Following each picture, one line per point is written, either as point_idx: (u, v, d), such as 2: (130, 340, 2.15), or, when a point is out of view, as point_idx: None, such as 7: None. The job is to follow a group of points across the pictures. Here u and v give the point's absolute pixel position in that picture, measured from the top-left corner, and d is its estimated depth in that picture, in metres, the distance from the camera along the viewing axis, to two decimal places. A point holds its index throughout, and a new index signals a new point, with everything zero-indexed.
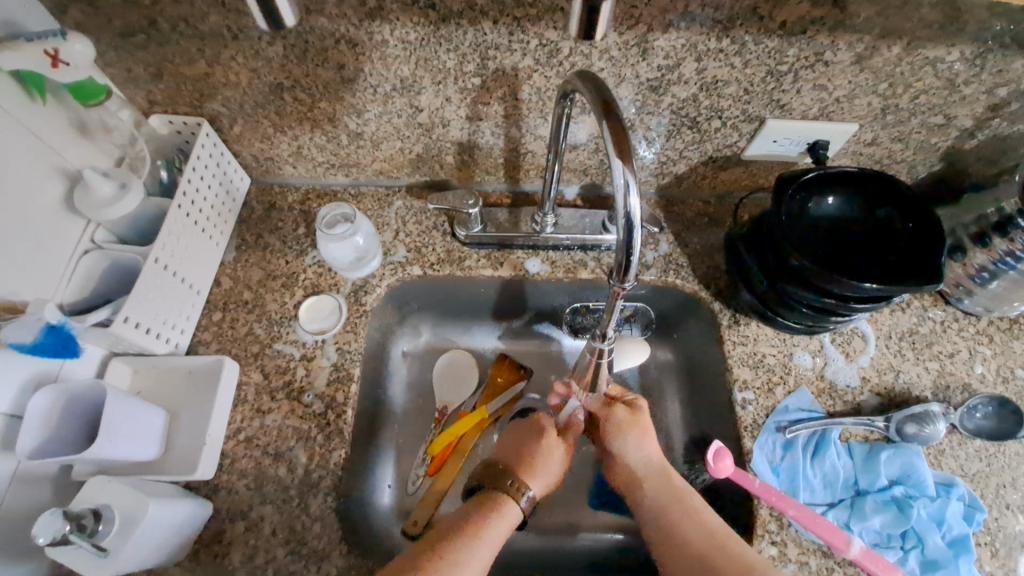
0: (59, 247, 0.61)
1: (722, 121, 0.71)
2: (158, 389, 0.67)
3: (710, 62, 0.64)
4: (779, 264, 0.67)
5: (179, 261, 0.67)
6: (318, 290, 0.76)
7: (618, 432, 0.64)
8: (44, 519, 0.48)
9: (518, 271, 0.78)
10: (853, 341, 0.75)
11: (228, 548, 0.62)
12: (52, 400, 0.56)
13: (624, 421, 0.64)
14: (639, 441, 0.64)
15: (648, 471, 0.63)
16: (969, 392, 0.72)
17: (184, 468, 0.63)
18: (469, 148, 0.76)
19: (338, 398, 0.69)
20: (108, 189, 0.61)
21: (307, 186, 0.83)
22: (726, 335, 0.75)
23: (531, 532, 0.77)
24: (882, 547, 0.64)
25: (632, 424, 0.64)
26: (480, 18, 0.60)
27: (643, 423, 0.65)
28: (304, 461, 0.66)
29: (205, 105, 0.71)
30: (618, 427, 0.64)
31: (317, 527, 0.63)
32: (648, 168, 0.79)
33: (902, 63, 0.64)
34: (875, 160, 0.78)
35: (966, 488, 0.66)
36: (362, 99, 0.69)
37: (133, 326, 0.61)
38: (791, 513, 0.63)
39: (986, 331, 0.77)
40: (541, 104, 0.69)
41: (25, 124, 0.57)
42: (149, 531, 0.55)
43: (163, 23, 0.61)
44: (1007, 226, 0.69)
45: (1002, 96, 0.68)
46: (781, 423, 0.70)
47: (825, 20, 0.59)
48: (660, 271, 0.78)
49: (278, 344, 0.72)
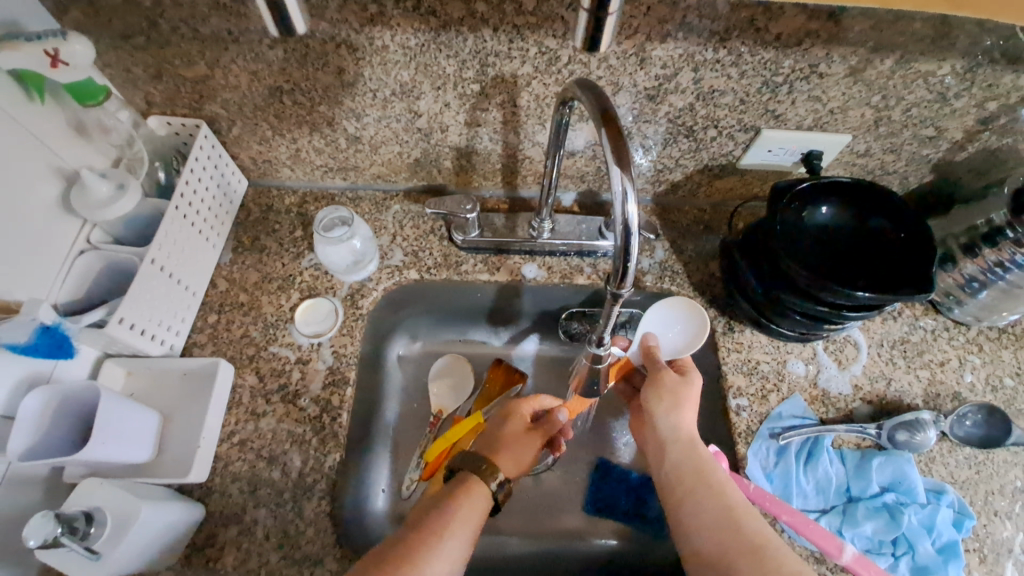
0: (53, 247, 0.60)
1: (718, 130, 0.72)
2: (150, 390, 0.66)
3: (708, 71, 0.65)
4: (773, 272, 0.68)
5: (174, 262, 0.67)
6: (314, 293, 0.76)
7: (656, 394, 0.64)
8: (35, 522, 0.47)
9: (515, 275, 0.79)
10: (845, 349, 0.76)
11: (221, 552, 0.61)
12: (43, 401, 0.55)
13: (669, 386, 0.64)
14: (676, 408, 0.63)
15: (673, 437, 0.62)
16: (959, 401, 0.73)
17: (177, 471, 0.62)
18: (467, 154, 0.77)
19: (334, 402, 0.69)
20: (105, 189, 0.61)
21: (304, 189, 0.83)
22: (721, 342, 0.75)
23: (524, 538, 0.77)
24: (874, 553, 0.64)
25: (675, 390, 0.64)
26: (480, 26, 0.61)
27: (686, 393, 0.64)
28: (299, 464, 0.66)
29: (204, 107, 0.71)
30: (659, 387, 0.64)
31: (310, 531, 0.63)
32: (644, 175, 0.80)
33: (894, 76, 0.65)
34: (867, 171, 0.79)
35: (955, 495, 0.67)
36: (361, 103, 0.70)
37: (127, 327, 0.61)
38: (784, 518, 0.64)
39: (976, 340, 0.78)
40: (540, 111, 0.70)
41: (21, 122, 0.57)
42: (142, 534, 0.54)
43: (164, 25, 0.61)
44: (996, 237, 0.71)
45: (991, 109, 0.69)
46: (775, 430, 0.70)
47: (820, 33, 0.60)
48: (656, 277, 0.79)
49: (273, 347, 0.72)
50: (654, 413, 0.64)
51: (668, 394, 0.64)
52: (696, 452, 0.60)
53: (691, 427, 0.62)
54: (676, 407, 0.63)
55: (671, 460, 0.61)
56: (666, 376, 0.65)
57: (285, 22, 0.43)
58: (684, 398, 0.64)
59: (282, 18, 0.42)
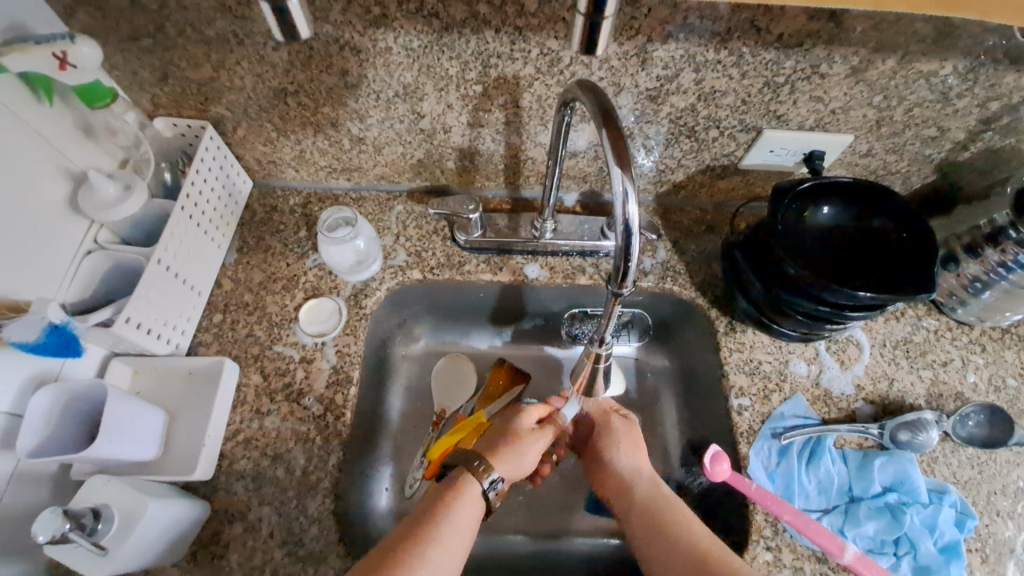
0: (61, 247, 0.61)
1: (720, 130, 0.72)
2: (156, 388, 0.67)
3: (709, 72, 0.65)
4: (775, 271, 0.68)
5: (180, 262, 0.67)
6: (318, 293, 0.76)
7: (613, 439, 0.67)
8: (44, 517, 0.48)
9: (517, 275, 0.79)
10: (848, 349, 0.76)
11: (225, 549, 0.62)
12: (51, 399, 0.56)
13: (619, 431, 0.68)
14: (633, 449, 0.66)
15: (639, 479, 0.64)
16: (962, 401, 0.73)
17: (182, 469, 0.63)
18: (470, 155, 0.77)
19: (337, 400, 0.70)
20: (112, 190, 0.62)
21: (309, 190, 0.84)
22: (723, 342, 0.76)
23: (526, 536, 0.77)
24: (876, 553, 0.65)
25: (626, 434, 0.68)
26: (482, 27, 0.61)
27: (637, 435, 0.68)
28: (303, 462, 0.66)
29: (209, 109, 0.72)
30: (614, 434, 0.68)
31: (314, 529, 0.63)
32: (646, 176, 0.80)
33: (896, 76, 0.65)
34: (870, 171, 0.79)
35: (958, 495, 0.67)
36: (364, 105, 0.70)
37: (134, 326, 0.62)
38: (785, 517, 0.63)
39: (979, 340, 0.78)
40: (542, 112, 0.70)
41: (30, 124, 0.58)
42: (147, 530, 0.55)
43: (170, 28, 0.62)
44: (998, 237, 0.71)
45: (994, 109, 0.69)
46: (777, 429, 0.70)
47: (821, 33, 0.60)
48: (658, 278, 0.79)
49: (278, 346, 0.73)
50: (615, 458, 0.66)
51: (625, 437, 0.68)
52: (653, 487, 0.63)
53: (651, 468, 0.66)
54: (634, 448, 0.67)
55: (641, 495, 0.62)
56: (614, 422, 0.69)
57: (292, 29, 0.43)
58: (638, 440, 0.68)
59: (288, 26, 0.43)
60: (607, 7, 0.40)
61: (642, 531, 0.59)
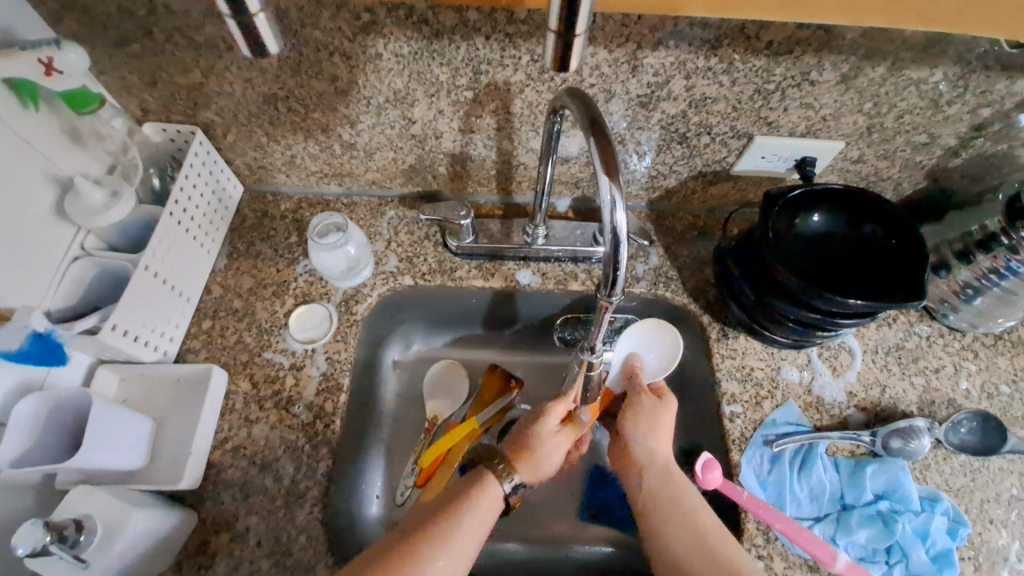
0: (47, 253, 0.60)
1: (711, 136, 0.72)
2: (143, 397, 0.67)
3: (700, 79, 0.65)
4: (766, 279, 0.68)
5: (168, 268, 0.67)
6: (308, 299, 0.76)
7: (635, 421, 0.65)
8: (24, 529, 0.47)
9: (509, 281, 0.79)
10: (840, 356, 0.76)
11: (212, 559, 0.61)
12: (35, 407, 0.55)
13: (647, 409, 0.65)
14: (654, 434, 0.64)
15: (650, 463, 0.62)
16: (954, 408, 0.73)
17: (169, 478, 0.63)
18: (462, 160, 0.77)
19: (327, 408, 0.69)
20: (99, 196, 0.61)
21: (300, 195, 0.83)
22: (715, 348, 0.75)
23: (519, 544, 0.77)
24: (868, 561, 0.64)
25: (650, 414, 0.65)
26: (472, 34, 0.61)
27: (663, 417, 0.65)
28: (291, 471, 0.66)
29: (199, 114, 0.71)
30: (635, 411, 0.65)
31: (302, 539, 0.62)
32: (638, 181, 0.80)
33: (886, 84, 0.65)
34: (861, 177, 0.79)
35: (950, 503, 0.67)
36: (355, 110, 0.70)
37: (121, 334, 0.61)
38: (777, 525, 0.63)
39: (972, 346, 0.78)
40: (533, 117, 0.70)
41: (13, 128, 0.57)
42: (133, 541, 0.54)
43: (159, 33, 0.61)
44: (990, 243, 0.71)
45: (985, 116, 0.69)
46: (769, 436, 0.70)
47: (811, 40, 0.60)
48: (650, 283, 0.79)
49: (267, 353, 0.72)
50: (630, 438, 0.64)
51: (647, 418, 0.65)
52: (663, 472, 0.61)
53: (668, 454, 0.63)
54: (654, 430, 0.64)
55: (649, 482, 0.61)
56: (641, 401, 0.66)
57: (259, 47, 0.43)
58: (663, 421, 0.65)
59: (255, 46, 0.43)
60: (577, 26, 0.40)
61: (655, 500, 0.60)
